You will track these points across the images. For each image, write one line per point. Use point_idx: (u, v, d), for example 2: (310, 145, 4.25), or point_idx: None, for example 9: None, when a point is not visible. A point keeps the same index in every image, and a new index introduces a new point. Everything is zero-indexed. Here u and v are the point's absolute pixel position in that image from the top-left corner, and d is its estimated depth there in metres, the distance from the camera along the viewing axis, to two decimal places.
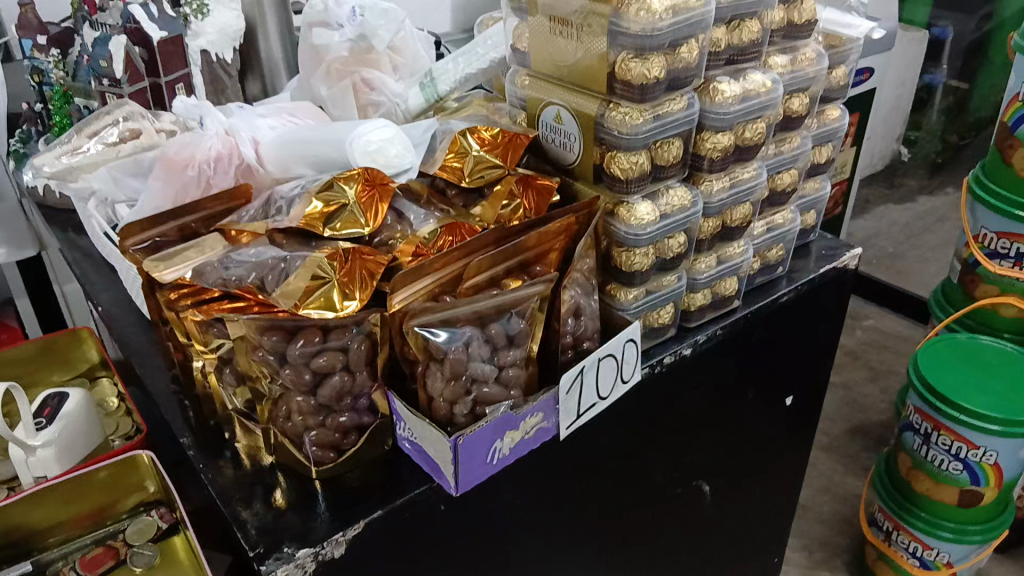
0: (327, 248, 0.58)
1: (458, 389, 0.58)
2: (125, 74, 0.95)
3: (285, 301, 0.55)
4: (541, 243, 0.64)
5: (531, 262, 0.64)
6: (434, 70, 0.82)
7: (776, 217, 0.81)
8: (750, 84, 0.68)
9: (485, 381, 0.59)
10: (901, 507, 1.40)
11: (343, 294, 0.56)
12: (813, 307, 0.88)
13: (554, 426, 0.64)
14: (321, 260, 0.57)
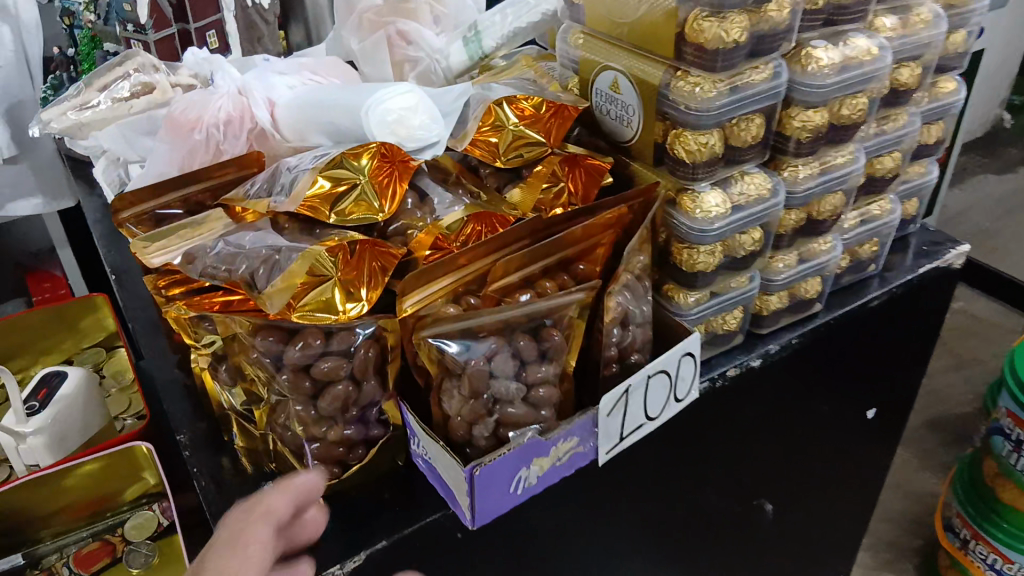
0: (329, 239, 0.49)
1: (478, 409, 0.49)
2: (149, 20, 0.87)
3: (276, 301, 0.46)
4: (586, 238, 0.54)
5: (574, 260, 0.55)
6: (480, 23, 0.71)
7: (871, 208, 0.69)
8: (851, 51, 0.56)
9: (511, 401, 0.49)
10: (983, 513, 1.28)
11: (346, 296, 0.48)
12: (907, 312, 0.76)
13: (593, 450, 0.55)
14: (321, 253, 0.48)
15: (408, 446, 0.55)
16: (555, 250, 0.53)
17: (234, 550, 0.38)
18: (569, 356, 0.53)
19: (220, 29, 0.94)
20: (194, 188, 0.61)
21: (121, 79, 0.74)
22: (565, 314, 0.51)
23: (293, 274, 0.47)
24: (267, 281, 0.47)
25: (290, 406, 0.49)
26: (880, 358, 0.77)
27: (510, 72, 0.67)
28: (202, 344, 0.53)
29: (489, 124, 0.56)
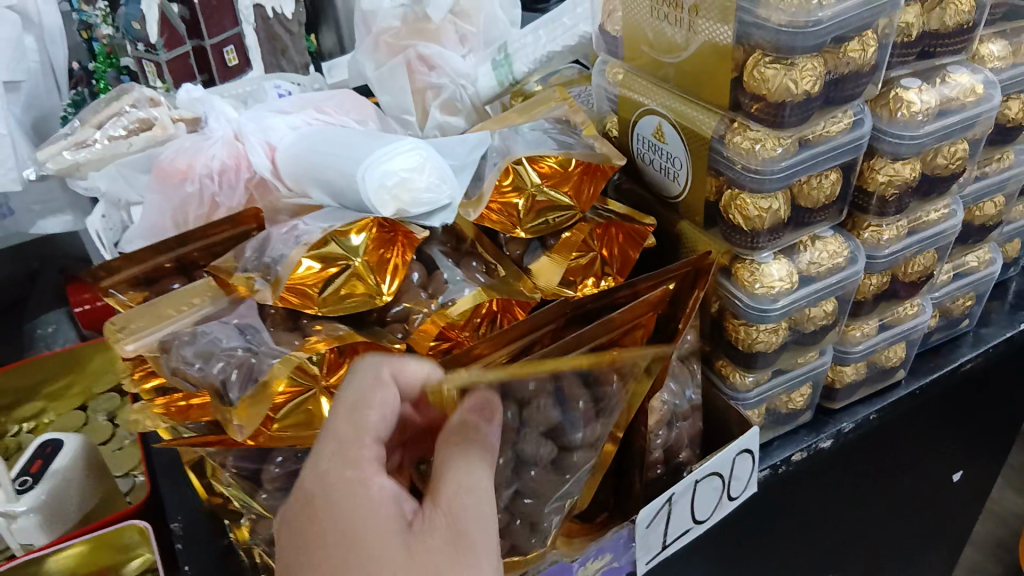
0: (315, 337, 0.42)
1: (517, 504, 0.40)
2: (161, 38, 0.81)
3: (248, 423, 0.39)
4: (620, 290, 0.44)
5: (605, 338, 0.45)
6: (510, 45, 0.62)
7: (968, 258, 0.59)
8: (949, 90, 0.46)
9: (543, 521, 0.43)
10: None
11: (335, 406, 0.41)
12: (1004, 370, 0.65)
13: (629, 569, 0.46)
14: (302, 359, 0.40)
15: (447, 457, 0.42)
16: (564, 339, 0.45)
17: (337, 452, 0.33)
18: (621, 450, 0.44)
19: (240, 42, 0.89)
20: (191, 247, 0.54)
21: (119, 115, 0.68)
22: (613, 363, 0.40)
23: (271, 383, 0.39)
24: (241, 392, 0.40)
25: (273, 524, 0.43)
26: (972, 421, 0.67)
27: (540, 107, 0.56)
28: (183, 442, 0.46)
29: (509, 183, 0.47)
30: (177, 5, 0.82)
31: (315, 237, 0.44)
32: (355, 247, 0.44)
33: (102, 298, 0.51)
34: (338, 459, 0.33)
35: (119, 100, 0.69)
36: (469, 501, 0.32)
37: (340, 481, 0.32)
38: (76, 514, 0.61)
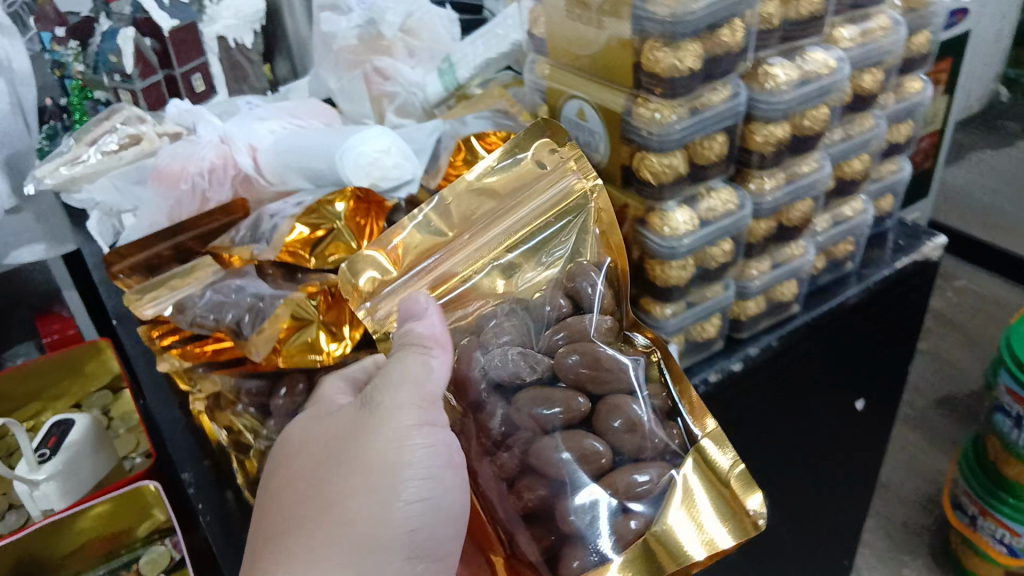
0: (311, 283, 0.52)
1: (569, 399, 0.48)
2: (136, 69, 0.90)
3: (262, 347, 0.50)
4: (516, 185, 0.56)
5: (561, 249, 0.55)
6: (454, 54, 0.73)
7: (844, 208, 0.71)
8: (809, 66, 0.58)
9: None
10: None
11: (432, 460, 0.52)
12: (887, 306, 0.78)
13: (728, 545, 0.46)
14: (302, 299, 0.51)
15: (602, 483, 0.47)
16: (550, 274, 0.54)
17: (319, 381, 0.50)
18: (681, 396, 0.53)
19: (206, 70, 0.98)
20: (184, 236, 0.63)
21: (109, 133, 0.77)
22: (483, 202, 0.56)
23: (277, 318, 0.50)
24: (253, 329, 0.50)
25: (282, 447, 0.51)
26: (866, 352, 0.79)
27: (483, 104, 0.68)
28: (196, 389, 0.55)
29: (460, 158, 0.58)
30: (149, 39, 0.91)
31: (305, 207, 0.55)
32: (339, 212, 0.54)
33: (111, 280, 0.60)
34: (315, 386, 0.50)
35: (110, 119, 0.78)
36: (407, 375, 0.45)
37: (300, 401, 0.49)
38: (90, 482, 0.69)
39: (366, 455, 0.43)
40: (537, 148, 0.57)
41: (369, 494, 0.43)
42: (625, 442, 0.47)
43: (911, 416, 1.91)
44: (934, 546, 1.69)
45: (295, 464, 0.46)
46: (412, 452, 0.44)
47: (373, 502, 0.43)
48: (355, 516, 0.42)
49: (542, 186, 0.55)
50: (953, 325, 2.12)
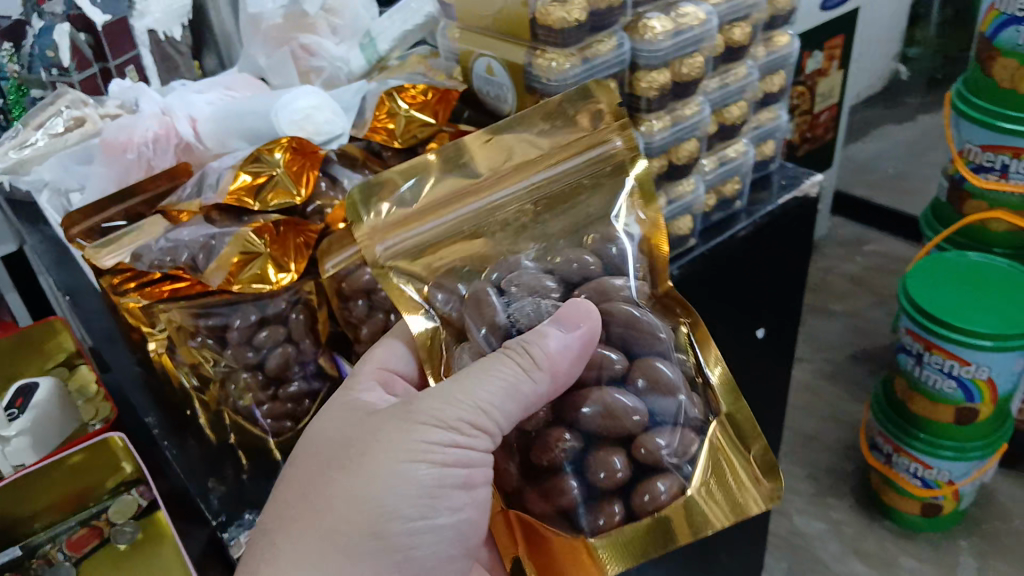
0: (257, 222, 0.59)
1: (604, 359, 0.54)
2: (72, 62, 0.99)
3: (218, 275, 0.56)
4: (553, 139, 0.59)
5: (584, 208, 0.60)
6: (373, 29, 0.81)
7: (727, 151, 0.81)
8: (681, 18, 0.67)
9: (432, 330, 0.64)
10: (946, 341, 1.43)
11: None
12: (775, 239, 0.88)
13: (749, 513, 0.55)
14: (251, 233, 0.57)
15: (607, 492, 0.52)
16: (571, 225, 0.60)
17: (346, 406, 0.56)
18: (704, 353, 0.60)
19: (138, 63, 1.04)
20: (133, 201, 0.67)
21: (55, 116, 0.82)
22: (521, 153, 0.59)
23: (227, 254, 0.57)
24: (207, 262, 0.57)
25: (239, 374, 0.60)
26: (760, 282, 0.89)
27: (403, 71, 0.76)
28: (156, 331, 0.61)
29: (384, 112, 0.66)
30: (83, 34, 1.00)
31: (246, 158, 0.62)
32: (277, 161, 0.61)
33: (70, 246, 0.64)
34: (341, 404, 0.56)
35: (54, 103, 0.84)
36: (473, 381, 0.51)
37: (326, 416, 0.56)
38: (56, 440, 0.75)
39: (376, 462, 0.51)
40: (575, 99, 0.59)
41: (363, 509, 0.50)
42: (658, 408, 0.53)
43: (830, 371, 2.03)
44: (858, 487, 1.80)
45: (302, 469, 0.53)
46: (418, 473, 0.51)
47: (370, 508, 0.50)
48: (352, 519, 0.50)
49: (580, 149, 0.59)
50: (864, 285, 2.26)
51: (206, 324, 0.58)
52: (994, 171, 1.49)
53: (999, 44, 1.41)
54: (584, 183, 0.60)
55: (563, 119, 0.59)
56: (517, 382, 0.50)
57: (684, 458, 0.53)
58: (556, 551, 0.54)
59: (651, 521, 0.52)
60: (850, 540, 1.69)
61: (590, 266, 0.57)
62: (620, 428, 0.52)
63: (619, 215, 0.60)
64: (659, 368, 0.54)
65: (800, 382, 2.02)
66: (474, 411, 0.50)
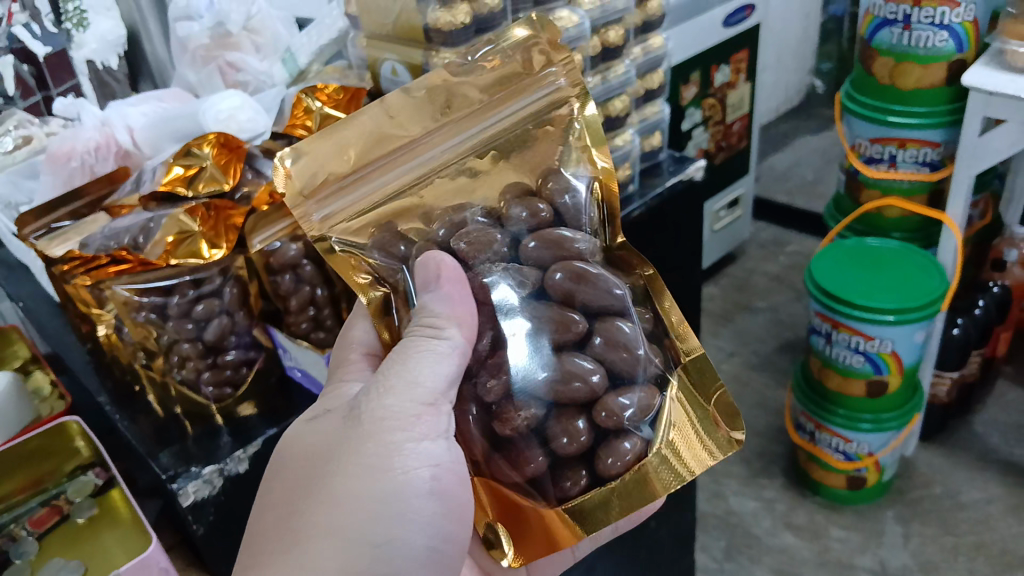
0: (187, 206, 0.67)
1: (567, 320, 0.60)
2: (17, 90, 1.12)
3: (156, 250, 0.64)
4: (492, 89, 0.65)
5: (535, 150, 0.68)
6: (292, 47, 0.93)
7: (616, 140, 0.91)
8: (558, 20, 0.79)
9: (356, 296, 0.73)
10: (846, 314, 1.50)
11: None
12: (666, 220, 0.98)
13: (717, 459, 0.63)
14: (182, 216, 0.66)
15: (568, 458, 0.59)
16: (523, 164, 0.68)
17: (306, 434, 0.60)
18: (660, 304, 0.68)
19: (78, 91, 1.17)
20: (77, 203, 0.75)
21: (3, 135, 0.91)
22: (462, 102, 0.65)
23: (162, 236, 0.65)
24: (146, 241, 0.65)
25: (180, 344, 0.67)
26: (655, 260, 0.99)
27: (322, 77, 0.86)
28: (105, 311, 0.69)
29: (300, 112, 0.77)
30: (27, 66, 1.11)
31: (176, 152, 0.72)
32: (205, 154, 0.72)
33: (23, 244, 0.71)
34: (303, 434, 0.61)
35: (5, 123, 0.92)
36: (413, 361, 0.58)
37: (290, 448, 0.60)
38: (15, 428, 0.83)
39: (342, 486, 0.56)
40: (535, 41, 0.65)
41: (327, 531, 0.54)
42: (616, 365, 0.60)
43: (758, 361, 2.10)
44: (788, 468, 1.82)
45: (273, 504, 0.58)
46: (376, 487, 0.56)
47: (354, 534, 0.55)
48: (337, 549, 0.54)
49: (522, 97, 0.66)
50: (785, 282, 2.38)
51: (150, 301, 0.66)
52: (883, 162, 1.61)
53: (876, 43, 1.52)
54: (526, 126, 0.67)
55: (502, 67, 0.65)
56: (437, 347, 0.57)
57: (643, 418, 0.60)
58: (533, 520, 0.60)
59: (618, 484, 0.60)
60: (782, 514, 1.72)
61: (540, 216, 0.64)
62: (579, 395, 0.58)
63: (568, 167, 0.67)
64: (619, 329, 0.61)
65: (731, 373, 2.06)
66: (429, 402, 0.57)
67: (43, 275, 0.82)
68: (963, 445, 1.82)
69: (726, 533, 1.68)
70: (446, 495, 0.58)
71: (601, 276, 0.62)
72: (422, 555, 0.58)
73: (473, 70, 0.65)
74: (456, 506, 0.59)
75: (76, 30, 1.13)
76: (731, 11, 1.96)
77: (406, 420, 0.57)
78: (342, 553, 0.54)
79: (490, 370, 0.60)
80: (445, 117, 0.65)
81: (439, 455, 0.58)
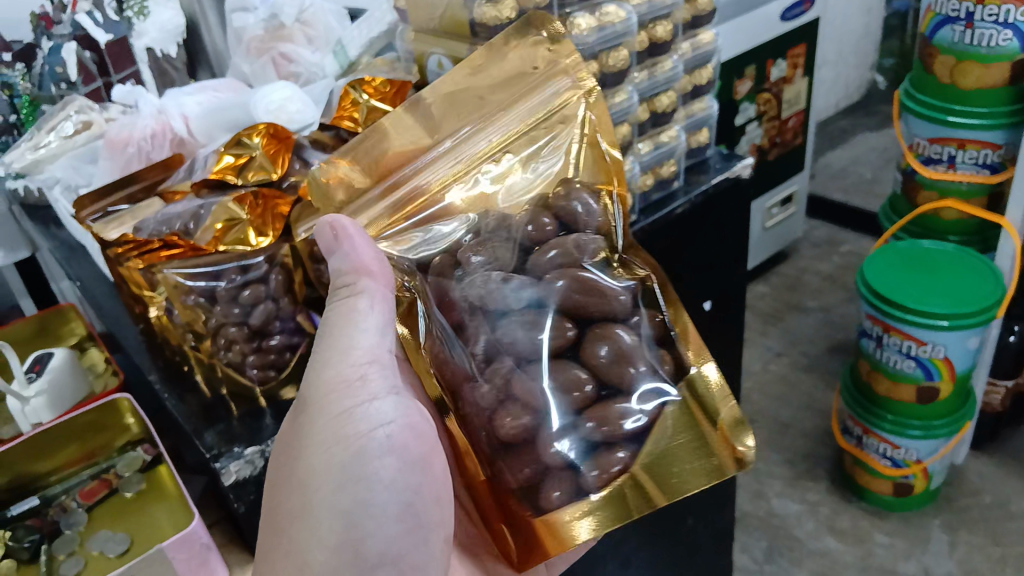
0: (236, 194, 0.71)
1: (561, 327, 0.62)
2: (79, 77, 1.14)
3: (204, 237, 0.68)
4: (498, 90, 0.69)
5: (553, 153, 0.71)
6: (344, 39, 0.94)
7: (662, 136, 0.92)
8: (604, 17, 0.79)
9: None
10: (897, 318, 1.47)
11: (433, 377, 0.64)
12: (712, 217, 0.97)
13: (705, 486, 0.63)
14: (231, 204, 0.70)
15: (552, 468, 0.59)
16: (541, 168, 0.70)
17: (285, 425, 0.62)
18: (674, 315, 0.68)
19: (138, 78, 1.21)
20: (134, 188, 0.77)
21: (65, 120, 0.94)
22: (472, 107, 0.69)
23: (212, 221, 0.69)
24: (197, 226, 0.69)
25: (226, 327, 0.69)
26: (698, 255, 0.98)
27: (369, 70, 0.88)
28: (156, 294, 0.71)
29: (348, 105, 0.80)
30: (88, 52, 1.15)
31: (227, 142, 0.76)
32: (255, 144, 0.75)
33: (81, 225, 0.73)
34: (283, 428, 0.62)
35: (66, 109, 0.96)
36: (341, 317, 0.60)
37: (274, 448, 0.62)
38: (70, 403, 0.86)
39: (308, 463, 0.57)
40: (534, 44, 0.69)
41: (302, 506, 0.57)
42: (610, 375, 0.61)
43: (807, 362, 2.07)
44: (833, 471, 1.79)
45: (268, 499, 0.60)
46: (335, 454, 0.57)
47: (326, 506, 0.56)
48: (317, 526, 0.56)
49: (531, 95, 0.70)
50: (838, 283, 2.33)
51: (196, 286, 0.67)
52: (942, 162, 1.56)
53: (937, 40, 1.48)
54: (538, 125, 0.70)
55: (508, 69, 0.69)
56: (355, 300, 0.60)
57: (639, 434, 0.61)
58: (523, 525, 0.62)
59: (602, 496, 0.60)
60: (825, 518, 1.69)
61: (545, 229, 0.66)
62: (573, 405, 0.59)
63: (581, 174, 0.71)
64: (620, 338, 0.61)
65: (778, 374, 2.04)
66: (366, 361, 0.59)
67: (100, 257, 0.86)
68: (1016, 456, 1.77)
69: (767, 534, 1.66)
70: (404, 449, 0.58)
71: (601, 283, 0.63)
72: (400, 514, 0.58)
73: (479, 72, 0.68)
74: (419, 459, 0.59)
75: (138, 18, 1.18)
76: (789, 5, 1.92)
77: (347, 385, 0.59)
78: (321, 526, 0.56)
79: (487, 374, 0.61)
80: (466, 123, 0.69)
81: (389, 413, 0.59)
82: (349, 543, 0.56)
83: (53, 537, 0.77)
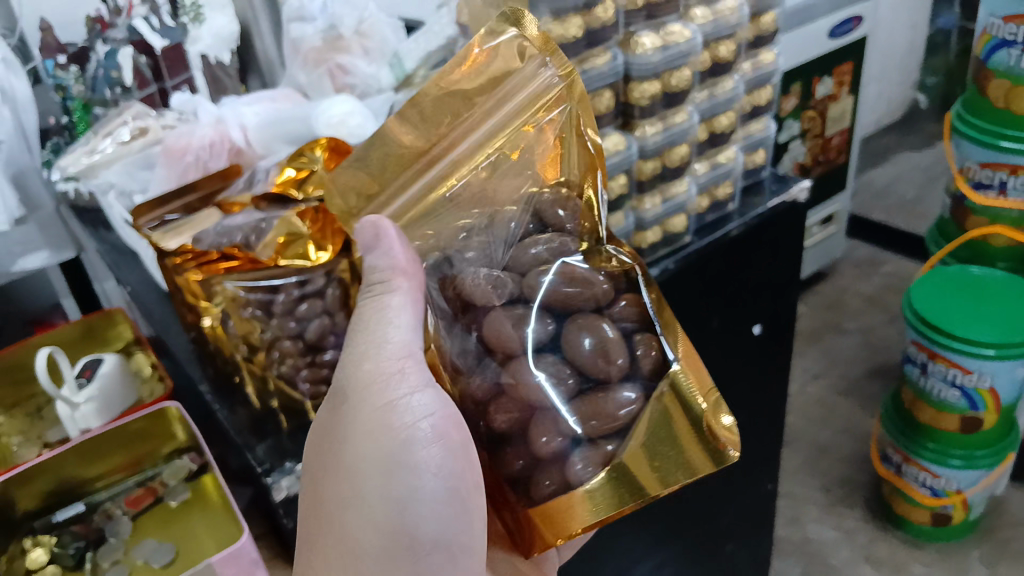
0: (298, 207, 0.71)
1: None
2: (133, 81, 1.16)
3: (265, 252, 0.68)
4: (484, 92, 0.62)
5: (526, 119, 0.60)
6: (402, 51, 0.93)
7: (719, 157, 0.91)
8: (669, 36, 0.78)
9: None
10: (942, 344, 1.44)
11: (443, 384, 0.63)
12: (767, 240, 0.95)
13: None
14: (293, 218, 0.69)
15: None
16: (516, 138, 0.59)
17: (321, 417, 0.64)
18: None
19: (192, 84, 1.22)
20: (191, 197, 0.77)
21: (122, 126, 0.94)
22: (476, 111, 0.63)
23: (273, 236, 0.69)
24: (259, 240, 0.69)
25: (281, 341, 0.68)
26: (751, 278, 0.97)
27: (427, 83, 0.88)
28: (212, 305, 0.69)
29: None
30: (144, 57, 1.17)
31: (290, 157, 0.76)
32: (317, 158, 0.75)
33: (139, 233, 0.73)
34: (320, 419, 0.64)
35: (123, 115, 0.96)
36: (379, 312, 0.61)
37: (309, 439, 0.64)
38: (118, 408, 0.86)
39: (351, 457, 0.60)
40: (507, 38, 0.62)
41: (354, 496, 0.60)
42: None
43: (845, 386, 2.03)
44: (870, 498, 1.76)
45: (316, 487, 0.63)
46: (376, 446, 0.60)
47: (371, 489, 0.60)
48: (368, 517, 0.60)
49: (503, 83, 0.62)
50: (879, 305, 2.29)
51: (255, 293, 0.67)
52: (993, 188, 1.53)
53: (993, 63, 1.45)
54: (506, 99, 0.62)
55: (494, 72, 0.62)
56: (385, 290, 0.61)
57: None
58: None
59: None
60: (861, 547, 1.66)
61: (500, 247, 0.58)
62: None
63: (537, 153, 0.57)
64: None
65: (815, 396, 2.01)
66: (401, 355, 0.60)
67: (152, 263, 0.86)
68: None
69: (801, 560, 1.63)
70: None
71: None
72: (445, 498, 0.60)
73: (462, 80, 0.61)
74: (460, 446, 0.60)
75: (193, 24, 1.21)
76: (837, 22, 1.90)
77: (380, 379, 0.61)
78: (369, 512, 0.60)
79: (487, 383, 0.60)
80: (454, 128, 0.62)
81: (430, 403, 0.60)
82: (401, 530, 0.59)
83: (98, 545, 0.78)
